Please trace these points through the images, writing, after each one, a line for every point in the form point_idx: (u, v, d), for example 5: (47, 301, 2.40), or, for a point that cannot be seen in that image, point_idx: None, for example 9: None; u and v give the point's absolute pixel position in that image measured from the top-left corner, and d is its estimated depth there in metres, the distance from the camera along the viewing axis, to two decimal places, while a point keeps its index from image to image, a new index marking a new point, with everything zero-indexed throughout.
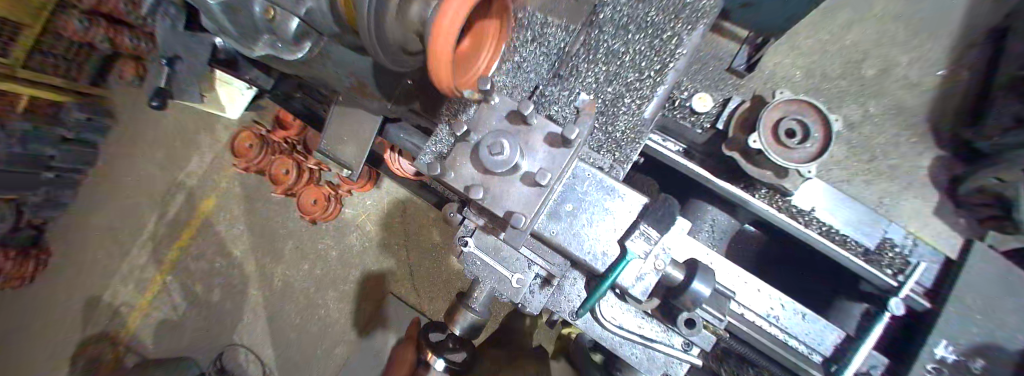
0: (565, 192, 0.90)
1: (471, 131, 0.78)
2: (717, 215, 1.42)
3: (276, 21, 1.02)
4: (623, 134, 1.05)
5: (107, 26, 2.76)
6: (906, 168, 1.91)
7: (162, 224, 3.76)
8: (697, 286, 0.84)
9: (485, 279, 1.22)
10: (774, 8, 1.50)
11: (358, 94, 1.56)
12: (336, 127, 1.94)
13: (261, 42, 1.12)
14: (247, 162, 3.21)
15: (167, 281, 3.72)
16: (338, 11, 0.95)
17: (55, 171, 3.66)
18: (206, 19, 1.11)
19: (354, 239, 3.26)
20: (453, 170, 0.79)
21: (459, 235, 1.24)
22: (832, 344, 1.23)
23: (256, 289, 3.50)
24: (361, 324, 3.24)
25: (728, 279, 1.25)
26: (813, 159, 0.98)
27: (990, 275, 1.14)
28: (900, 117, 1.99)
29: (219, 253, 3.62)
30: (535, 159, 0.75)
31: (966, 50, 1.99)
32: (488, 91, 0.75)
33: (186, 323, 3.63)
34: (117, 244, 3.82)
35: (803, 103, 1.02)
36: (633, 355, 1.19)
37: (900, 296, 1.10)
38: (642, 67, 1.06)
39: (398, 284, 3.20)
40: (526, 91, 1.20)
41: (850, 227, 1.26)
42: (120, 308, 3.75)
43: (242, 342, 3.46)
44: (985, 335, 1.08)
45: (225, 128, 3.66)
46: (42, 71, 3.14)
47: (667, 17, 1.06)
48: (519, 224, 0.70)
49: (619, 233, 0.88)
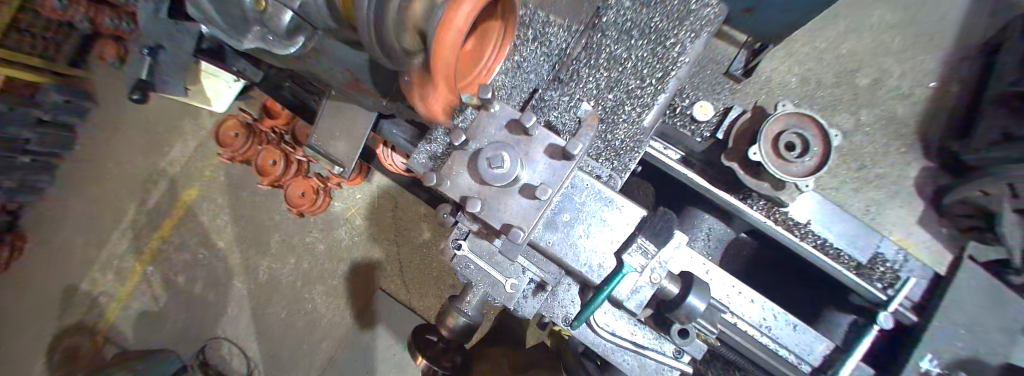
0: (563, 202, 0.88)
1: (470, 140, 0.76)
2: (714, 223, 1.43)
3: (267, 14, 0.97)
4: (622, 142, 1.03)
5: (87, 5, 2.65)
6: (893, 178, 1.94)
7: (144, 213, 3.64)
8: (692, 301, 0.85)
9: (478, 283, 1.20)
10: (775, 14, 1.49)
11: (351, 88, 1.52)
12: (329, 121, 1.89)
13: (251, 35, 1.07)
14: (233, 151, 3.11)
15: (148, 272, 3.61)
16: (334, 5, 0.91)
17: (31, 155, 3.51)
18: (192, 8, 1.04)
19: (343, 233, 3.25)
20: (449, 178, 0.77)
21: (453, 238, 1.22)
22: (821, 354, 1.24)
23: (241, 282, 3.42)
24: (350, 319, 3.20)
25: (722, 289, 1.25)
26: (811, 173, 0.98)
27: (976, 291, 1.16)
28: (890, 127, 2.02)
29: (203, 243, 3.52)
30: (535, 170, 0.73)
31: (958, 63, 2.03)
32: (488, 99, 0.72)
33: (167, 315, 3.54)
34: (95, 232, 3.70)
35: (803, 117, 1.02)
36: (624, 362, 1.19)
37: (889, 310, 1.12)
38: (644, 74, 1.04)
39: (388, 279, 3.17)
40: (525, 92, 1.15)
41: (844, 242, 1.27)
42: (98, 298, 3.64)
43: (226, 335, 3.39)
44: (969, 350, 1.11)
45: (211, 115, 3.54)
46: (18, 50, 2.86)
47: (672, 24, 1.04)
48: (517, 238, 0.68)
49: (616, 245, 0.87)
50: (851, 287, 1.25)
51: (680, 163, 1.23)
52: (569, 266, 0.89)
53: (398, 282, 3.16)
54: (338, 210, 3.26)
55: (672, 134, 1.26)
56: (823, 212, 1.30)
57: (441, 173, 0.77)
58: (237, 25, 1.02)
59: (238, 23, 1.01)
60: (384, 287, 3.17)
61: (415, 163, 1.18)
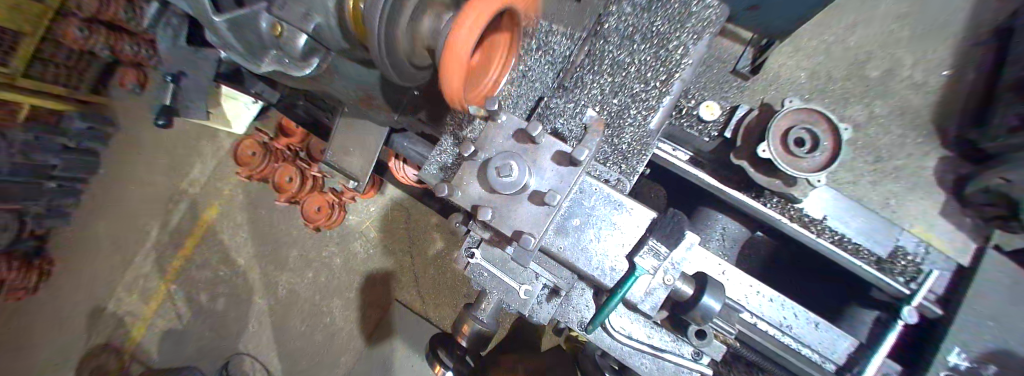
0: (572, 207, 0.90)
1: (479, 151, 0.78)
2: (728, 223, 1.41)
3: (282, 38, 1.03)
4: (629, 145, 1.04)
5: (107, 34, 2.78)
6: (912, 169, 1.90)
7: (167, 233, 3.77)
8: (707, 301, 0.84)
9: (492, 290, 1.20)
10: (780, 11, 1.49)
11: (363, 105, 1.57)
12: (342, 137, 1.95)
13: (268, 59, 1.12)
14: (250, 170, 3.21)
15: (172, 290, 3.74)
16: (346, 27, 0.96)
17: (55, 182, 3.57)
18: (212, 36, 1.09)
19: (359, 246, 3.30)
20: (460, 188, 0.79)
21: (466, 247, 1.24)
22: (845, 352, 1.21)
23: (261, 298, 3.50)
24: (366, 331, 3.24)
25: (739, 289, 1.24)
26: (822, 167, 0.97)
27: (1004, 282, 1.13)
28: (905, 117, 1.97)
29: (223, 261, 3.63)
30: (544, 178, 0.74)
31: (971, 50, 1.98)
32: (495, 110, 0.75)
33: (191, 332, 3.64)
34: (122, 254, 3.84)
35: (812, 111, 1.01)
36: (642, 365, 1.18)
37: (913, 304, 1.10)
38: (648, 78, 1.06)
39: (403, 290, 3.21)
40: (531, 100, 1.18)
41: (862, 236, 1.25)
42: (125, 317, 3.76)
43: (248, 350, 3.47)
44: (999, 342, 1.07)
45: (228, 136, 3.67)
46: (42, 80, 3.04)
47: (673, 27, 1.06)
48: (528, 244, 0.70)
49: (628, 248, 0.88)
50: (873, 282, 1.22)
51: (689, 165, 1.23)
52: (581, 270, 0.91)
53: (413, 293, 3.18)
54: (352, 224, 3.32)
55: (679, 134, 1.26)
56: (838, 206, 1.28)
57: (453, 183, 0.80)
58: (253, 50, 1.07)
59: (254, 48, 1.06)
60: (399, 297, 3.21)
61: (426, 173, 1.20)
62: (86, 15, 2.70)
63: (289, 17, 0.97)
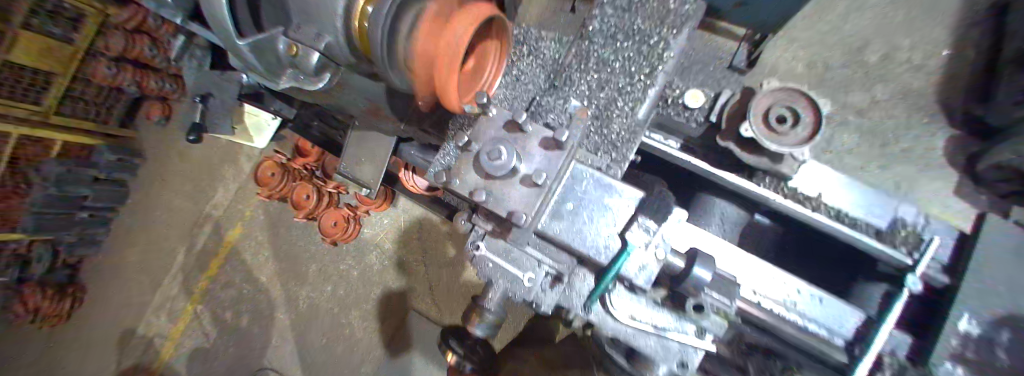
0: (565, 192, 0.97)
1: (473, 141, 0.86)
2: (725, 207, 1.44)
3: (298, 57, 1.11)
4: (618, 135, 1.10)
5: (135, 72, 3.06)
6: (920, 151, 1.88)
7: (193, 256, 3.97)
8: (697, 271, 0.90)
9: (498, 279, 1.27)
10: (767, 4, 1.54)
11: (372, 116, 1.67)
12: (355, 149, 2.06)
13: (285, 77, 1.21)
14: (270, 190, 3.38)
15: (199, 310, 3.90)
16: (354, 42, 1.07)
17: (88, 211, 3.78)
18: (237, 60, 1.22)
19: (375, 259, 3.40)
20: (458, 177, 0.87)
21: (471, 240, 1.30)
22: (853, 327, 1.22)
23: (283, 314, 3.62)
24: (385, 343, 3.31)
25: (739, 269, 1.27)
26: (807, 142, 1.01)
27: (1009, 247, 1.13)
28: (909, 100, 1.96)
29: (246, 280, 3.78)
30: (532, 162, 0.82)
31: (971, 29, 1.98)
32: (485, 104, 0.83)
33: (218, 350, 3.78)
34: (149, 277, 4.02)
35: (791, 90, 1.06)
36: (648, 347, 1.20)
37: (917, 273, 1.10)
38: (632, 72, 1.12)
39: (419, 300, 3.28)
40: (524, 101, 1.28)
41: (861, 210, 1.27)
42: (155, 339, 3.94)
43: (272, 366, 3.57)
44: (1009, 308, 1.07)
45: (249, 159, 3.88)
46: (71, 116, 3.32)
47: (654, 24, 1.12)
48: (521, 221, 0.77)
49: (620, 227, 0.94)
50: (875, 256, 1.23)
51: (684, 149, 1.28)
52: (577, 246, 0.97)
53: (429, 302, 3.25)
54: (368, 237, 3.43)
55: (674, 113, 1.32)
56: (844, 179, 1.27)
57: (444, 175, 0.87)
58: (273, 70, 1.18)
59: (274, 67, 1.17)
60: (416, 307, 3.28)
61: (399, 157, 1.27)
62: (113, 55, 2.94)
63: (304, 38, 1.09)
